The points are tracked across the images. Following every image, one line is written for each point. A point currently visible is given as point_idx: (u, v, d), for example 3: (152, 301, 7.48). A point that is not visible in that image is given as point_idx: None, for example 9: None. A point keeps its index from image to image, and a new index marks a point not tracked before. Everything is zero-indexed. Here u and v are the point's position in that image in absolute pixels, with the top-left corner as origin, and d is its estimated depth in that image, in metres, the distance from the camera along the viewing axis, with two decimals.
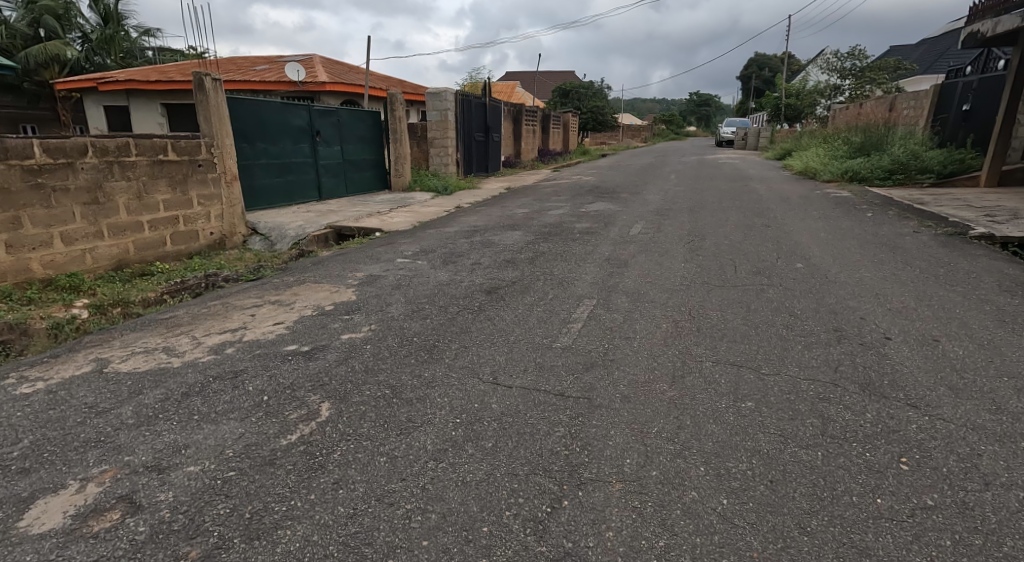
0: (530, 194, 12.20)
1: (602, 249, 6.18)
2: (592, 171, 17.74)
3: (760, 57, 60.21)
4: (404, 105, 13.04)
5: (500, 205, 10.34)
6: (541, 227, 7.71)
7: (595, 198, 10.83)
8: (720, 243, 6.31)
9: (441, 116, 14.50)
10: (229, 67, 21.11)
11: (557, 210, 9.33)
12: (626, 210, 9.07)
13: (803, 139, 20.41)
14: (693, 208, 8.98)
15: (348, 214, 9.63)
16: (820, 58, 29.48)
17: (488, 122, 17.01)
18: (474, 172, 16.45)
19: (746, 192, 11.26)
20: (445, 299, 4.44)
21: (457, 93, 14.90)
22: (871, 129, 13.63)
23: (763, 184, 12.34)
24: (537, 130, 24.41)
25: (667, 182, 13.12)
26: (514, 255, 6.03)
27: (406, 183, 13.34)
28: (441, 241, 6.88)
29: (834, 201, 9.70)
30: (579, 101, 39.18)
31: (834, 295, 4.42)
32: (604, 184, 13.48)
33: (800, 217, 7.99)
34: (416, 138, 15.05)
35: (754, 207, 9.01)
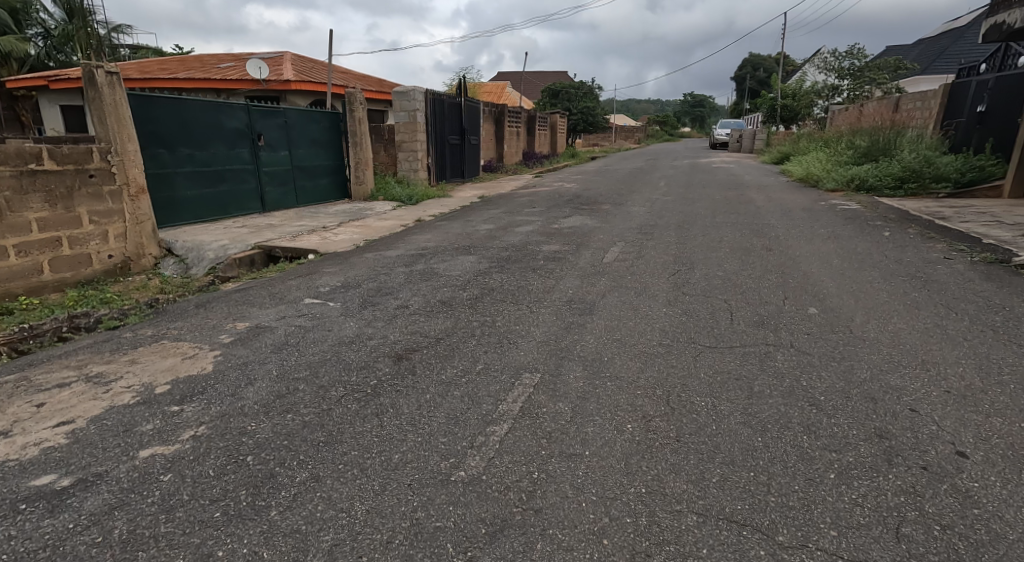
0: (504, 204, 11.06)
1: (566, 283, 5.03)
2: (576, 176, 16.55)
3: (753, 58, 59.29)
4: (365, 105, 11.83)
5: (466, 219, 9.19)
6: (501, 250, 6.55)
7: (573, 210, 9.68)
8: (711, 276, 5.14)
9: (409, 118, 13.33)
10: (191, 64, 19.82)
11: (527, 226, 8.17)
12: (605, 226, 7.92)
13: (801, 142, 19.29)
14: (681, 224, 7.84)
15: (290, 230, 8.47)
16: (817, 58, 28.39)
17: (464, 123, 15.81)
18: (449, 177, 15.23)
19: (740, 202, 10.12)
20: (340, 368, 3.28)
21: (428, 92, 13.68)
22: (876, 133, 12.51)
23: (760, 194, 11.21)
24: (521, 132, 23.22)
25: (654, 191, 11.97)
26: (457, 291, 4.88)
27: (368, 191, 12.16)
28: (377, 270, 5.71)
29: (842, 214, 8.54)
30: (569, 101, 37.94)
31: (859, 363, 3.30)
32: (587, 192, 12.35)
33: (804, 237, 6.87)
34: (382, 142, 13.83)
35: (751, 223, 7.88)
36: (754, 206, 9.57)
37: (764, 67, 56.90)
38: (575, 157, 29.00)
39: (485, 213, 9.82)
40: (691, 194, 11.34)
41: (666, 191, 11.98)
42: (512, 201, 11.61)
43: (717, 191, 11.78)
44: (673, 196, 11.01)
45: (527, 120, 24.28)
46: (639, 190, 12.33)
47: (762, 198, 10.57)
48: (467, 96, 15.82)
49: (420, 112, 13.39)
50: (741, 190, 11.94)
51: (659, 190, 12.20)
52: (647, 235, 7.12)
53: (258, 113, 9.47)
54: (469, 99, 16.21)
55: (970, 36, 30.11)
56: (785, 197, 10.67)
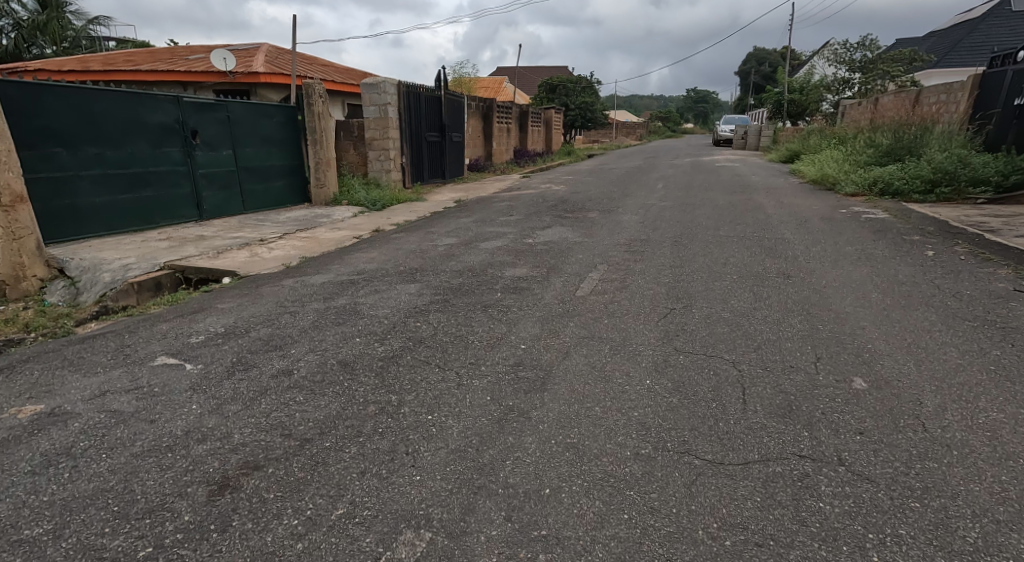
0: (481, 211, 9.82)
1: (521, 331, 3.83)
2: (569, 176, 15.30)
3: (758, 52, 57.91)
4: (326, 98, 10.69)
5: (430, 229, 7.98)
6: (453, 276, 5.32)
7: (556, 218, 8.45)
8: (709, 321, 3.94)
9: (379, 113, 12.19)
10: (159, 57, 18.66)
11: (496, 240, 6.95)
12: (588, 241, 6.68)
13: (811, 140, 18.04)
14: (677, 239, 6.62)
15: (221, 243, 7.28)
16: (826, 50, 27.03)
17: (445, 119, 14.58)
18: (427, 178, 14.03)
19: (747, 209, 8.89)
20: (113, 506, 2.04)
21: (400, 84, 12.49)
22: (899, 129, 11.22)
23: (770, 198, 9.98)
24: (513, 129, 22.02)
25: (651, 195, 10.75)
26: (374, 342, 3.66)
27: (330, 195, 10.99)
28: (288, 304, 4.51)
29: (868, 226, 7.30)
30: (567, 95, 36.59)
31: (947, 506, 2.08)
32: (575, 195, 11.12)
33: (827, 258, 5.64)
34: (351, 140, 12.69)
35: (761, 238, 6.64)
36: (761, 214, 8.35)
37: (769, 62, 55.44)
38: (572, 155, 27.77)
39: (455, 221, 8.59)
40: (690, 199, 10.12)
41: (662, 195, 10.75)
42: (490, 207, 10.37)
43: (719, 195, 10.57)
44: (671, 202, 9.78)
45: (519, 116, 23.08)
46: (634, 193, 11.09)
47: (774, 204, 9.33)
48: (448, 90, 14.62)
49: (391, 107, 12.25)
50: (747, 193, 10.71)
51: (655, 193, 10.99)
52: (637, 255, 5.90)
53: (191, 106, 8.25)
54: (451, 93, 15.00)
55: (984, 27, 28.71)
56: (797, 202, 9.46)
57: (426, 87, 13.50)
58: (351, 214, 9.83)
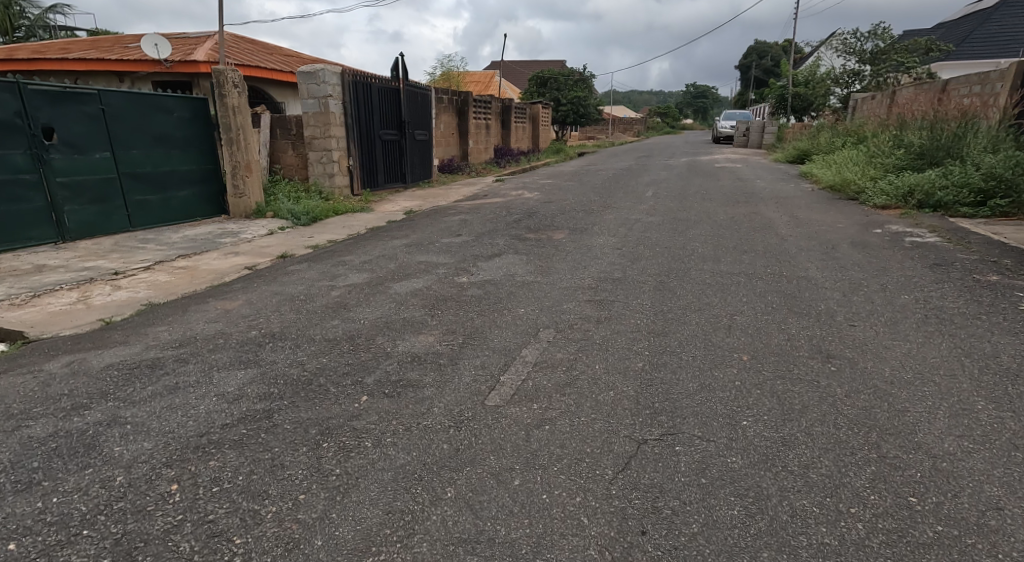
0: (428, 227, 8.04)
1: (356, 514, 2.05)
2: (550, 180, 13.50)
3: (759, 46, 56.07)
4: (244, 89, 8.89)
5: (346, 257, 6.19)
6: (315, 352, 3.52)
7: (513, 241, 6.68)
8: (708, 482, 2.19)
9: (319, 107, 10.56)
10: (99, 46, 16.86)
11: (419, 280, 5.16)
12: (540, 282, 4.90)
13: (822, 137, 16.44)
14: (662, 281, 4.84)
15: (54, 279, 5.50)
16: (834, 40, 25.15)
17: (403, 115, 12.87)
18: (381, 182, 12.35)
19: (752, 228, 7.12)
20: None
21: (340, 73, 10.77)
22: (935, 127, 9.44)
23: (781, 212, 8.20)
24: (492, 126, 20.32)
25: (637, 207, 8.97)
26: (37, 552, 1.88)
27: (251, 206, 9.17)
28: (6, 418, 2.72)
29: (917, 255, 5.53)
30: (558, 89, 34.81)
31: None
32: (547, 206, 9.33)
33: (877, 320, 3.85)
34: (290, 140, 11.05)
35: (775, 280, 4.87)
36: (771, 236, 6.57)
37: (771, 55, 53.52)
38: (560, 153, 26.08)
39: (385, 245, 6.79)
40: (684, 213, 8.34)
41: (651, 207, 8.96)
42: (441, 221, 8.60)
43: (718, 206, 8.80)
44: (659, 217, 8.00)
45: (503, 111, 21.59)
46: (618, 204, 9.32)
47: (787, 220, 7.55)
48: (406, 81, 12.95)
49: (333, 99, 10.62)
50: (752, 204, 8.93)
51: (643, 205, 9.19)
52: (601, 313, 4.12)
53: (41, 98, 6.66)
54: (410, 83, 13.34)
55: (999, 17, 26.81)
56: (816, 217, 7.69)
57: (377, 77, 11.85)
58: (265, 232, 8.05)
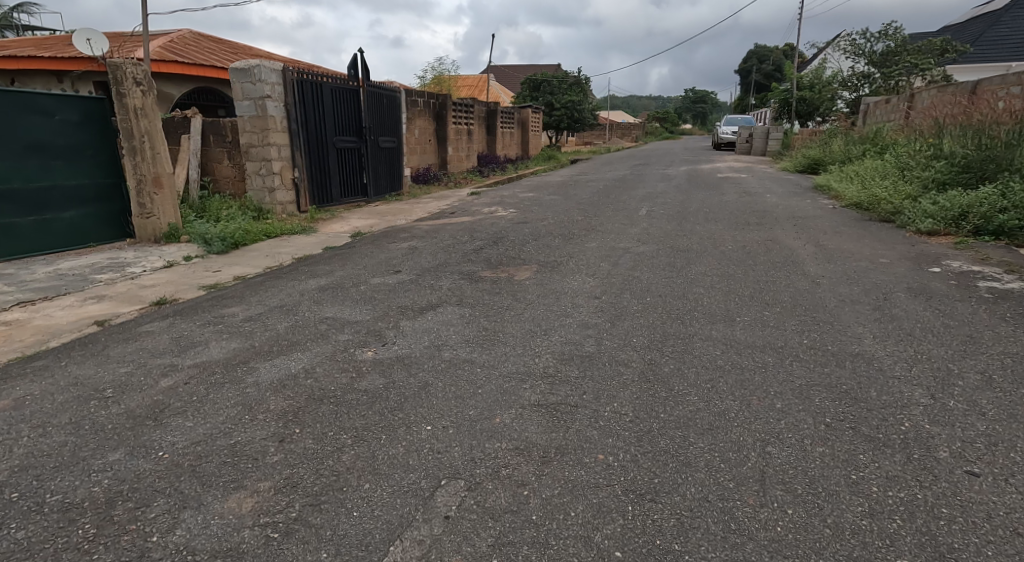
0: (367, 259, 6.51)
1: None
2: (533, 194, 12.01)
3: (760, 50, 54.76)
4: (150, 86, 7.36)
5: (233, 308, 4.66)
6: (14, 542, 2.00)
7: (463, 286, 5.17)
8: None
9: (256, 110, 9.17)
10: (41, 43, 15.29)
11: (305, 353, 3.61)
12: (473, 367, 3.37)
13: (835, 146, 14.99)
14: (650, 369, 3.31)
15: None
16: (841, 40, 23.71)
17: (363, 121, 11.45)
18: (336, 196, 10.90)
19: (769, 264, 5.60)
20: None
21: (281, 72, 9.31)
22: (983, 135, 7.96)
23: (802, 240, 6.68)
24: (475, 132, 18.89)
25: (627, 231, 7.45)
26: None
27: (163, 227, 7.61)
28: None
29: (1009, 316, 4.01)
30: (551, 94, 33.36)
31: None
32: (520, 232, 7.79)
33: (1004, 464, 2.33)
34: (225, 148, 9.69)
35: (815, 364, 3.34)
36: (797, 280, 5.04)
37: (771, 59, 52.17)
38: (552, 160, 24.61)
39: (297, 287, 5.26)
40: (684, 239, 6.83)
41: (644, 231, 7.45)
42: (387, 249, 7.07)
43: (723, 231, 7.29)
44: (653, 247, 6.48)
45: (487, 116, 20.17)
46: (605, 227, 7.79)
47: (813, 253, 6.04)
48: (367, 82, 11.51)
49: (272, 101, 9.21)
50: (767, 228, 7.40)
51: (635, 228, 7.66)
52: (551, 438, 2.58)
53: None
54: (373, 86, 11.90)
55: (1011, 17, 25.41)
56: (847, 248, 6.20)
57: (328, 77, 10.42)
58: (164, 263, 6.50)
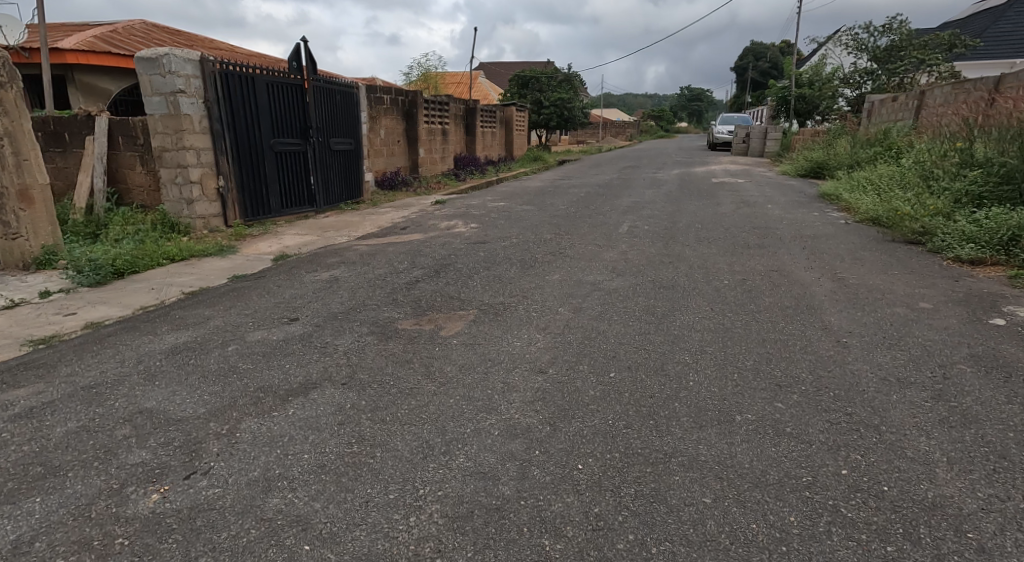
0: (268, 297, 5.18)
1: None
2: (504, 204, 10.68)
3: (756, 47, 53.55)
4: (15, 78, 5.97)
5: (26, 386, 3.31)
6: None
7: (367, 348, 3.85)
8: None
9: (167, 107, 7.90)
10: None
11: (48, 496, 2.27)
12: (301, 543, 2.05)
13: (840, 148, 13.72)
14: (589, 549, 2.02)
15: None
16: (842, 35, 22.47)
17: (307, 120, 10.15)
18: (274, 206, 9.57)
19: (775, 314, 4.29)
20: None
21: (197, 62, 8.02)
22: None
23: (814, 273, 5.38)
24: (450, 132, 17.55)
25: (598, 258, 6.13)
26: None
27: (36, 250, 6.21)
28: None
29: None
30: (540, 91, 32.04)
31: None
32: (471, 257, 6.46)
33: None
34: (137, 153, 8.42)
35: (861, 542, 2.03)
36: (813, 342, 3.72)
37: (768, 56, 50.97)
38: (538, 161, 23.29)
39: (144, 348, 3.93)
40: (667, 272, 5.52)
41: (621, 257, 6.14)
42: (303, 281, 5.74)
43: (716, 258, 5.97)
44: (629, 284, 5.16)
45: (465, 115, 18.92)
46: (575, 251, 6.48)
47: (829, 294, 4.74)
48: (313, 76, 10.24)
49: (186, 96, 7.93)
50: (769, 254, 6.09)
51: (610, 252, 6.36)
52: None
53: None
54: (321, 80, 10.60)
55: (1016, 12, 24.25)
56: (873, 284, 4.90)
57: (263, 70, 9.14)
58: (7, 301, 5.12)
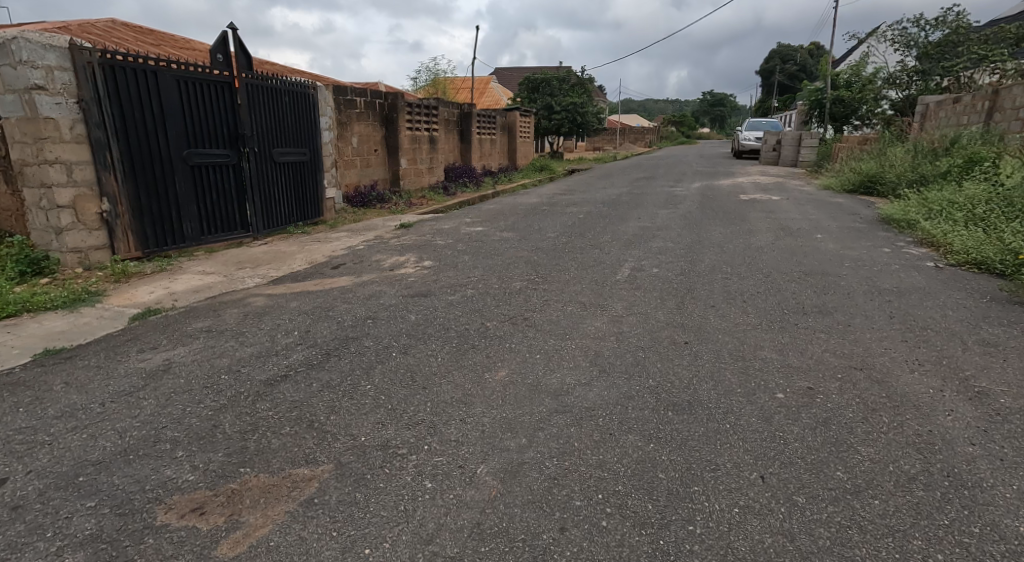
0: (22, 411, 3.15)
1: None
2: (484, 230, 8.70)
3: (785, 49, 50.93)
4: None
5: None
6: None
7: None
8: None
9: (23, 109, 6.11)
10: None
11: None
12: None
13: (897, 159, 11.51)
14: None
15: None
16: (887, 30, 20.14)
17: (236, 127, 8.30)
18: (190, 232, 7.66)
19: (891, 510, 2.19)
20: None
21: (65, 53, 6.22)
22: None
23: (928, 383, 3.23)
24: (440, 140, 15.67)
25: (577, 342, 4.04)
26: None
27: None
28: None
29: None
30: (551, 95, 29.98)
31: None
32: (393, 328, 4.40)
33: None
34: None
35: None
36: None
37: (798, 59, 48.34)
38: (544, 170, 21.30)
39: None
40: (680, 377, 3.40)
41: (612, 339, 4.05)
42: (118, 368, 3.72)
43: (759, 345, 3.85)
44: (616, 409, 3.05)
45: (459, 120, 17.05)
46: (545, 323, 4.41)
47: (981, 449, 2.58)
48: (245, 73, 8.40)
49: (47, 94, 6.13)
50: (839, 338, 3.95)
51: (597, 329, 4.27)
52: None
53: None
54: (258, 79, 8.77)
55: None
56: None
57: (175, 64, 7.28)
58: None
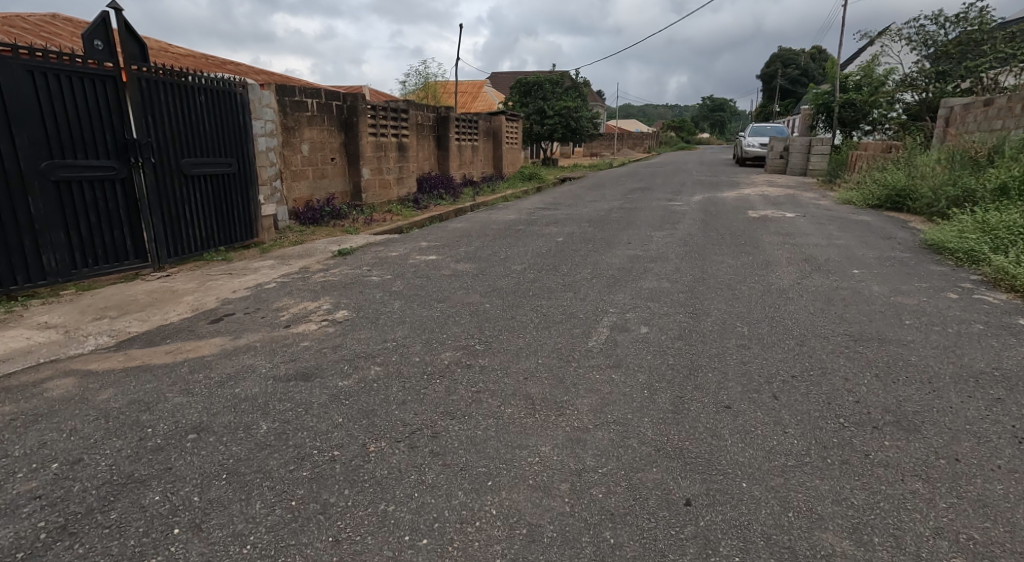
0: None
1: None
2: (436, 259, 7.06)
3: (785, 52, 49.50)
4: None
5: None
6: None
7: None
8: None
9: None
10: None
11: None
12: None
13: (930, 170, 9.90)
14: None
15: None
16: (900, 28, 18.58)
17: (121, 133, 6.72)
18: (51, 266, 6.11)
19: None
20: None
21: None
22: None
23: None
24: (412, 146, 14.04)
25: (501, 509, 2.37)
26: None
27: None
28: None
29: None
30: (544, 99, 28.40)
31: None
32: (216, 459, 2.74)
33: None
34: None
35: None
36: None
37: (800, 62, 46.91)
38: (533, 179, 19.66)
39: None
40: None
41: (564, 498, 2.40)
42: None
43: (817, 531, 2.18)
44: None
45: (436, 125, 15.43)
46: (462, 452, 2.75)
47: None
48: (133, 67, 6.84)
49: None
50: (953, 500, 2.28)
51: (543, 466, 2.60)
52: None
53: None
54: (157, 75, 7.19)
55: None
56: None
57: (25, 50, 5.80)
58: None
